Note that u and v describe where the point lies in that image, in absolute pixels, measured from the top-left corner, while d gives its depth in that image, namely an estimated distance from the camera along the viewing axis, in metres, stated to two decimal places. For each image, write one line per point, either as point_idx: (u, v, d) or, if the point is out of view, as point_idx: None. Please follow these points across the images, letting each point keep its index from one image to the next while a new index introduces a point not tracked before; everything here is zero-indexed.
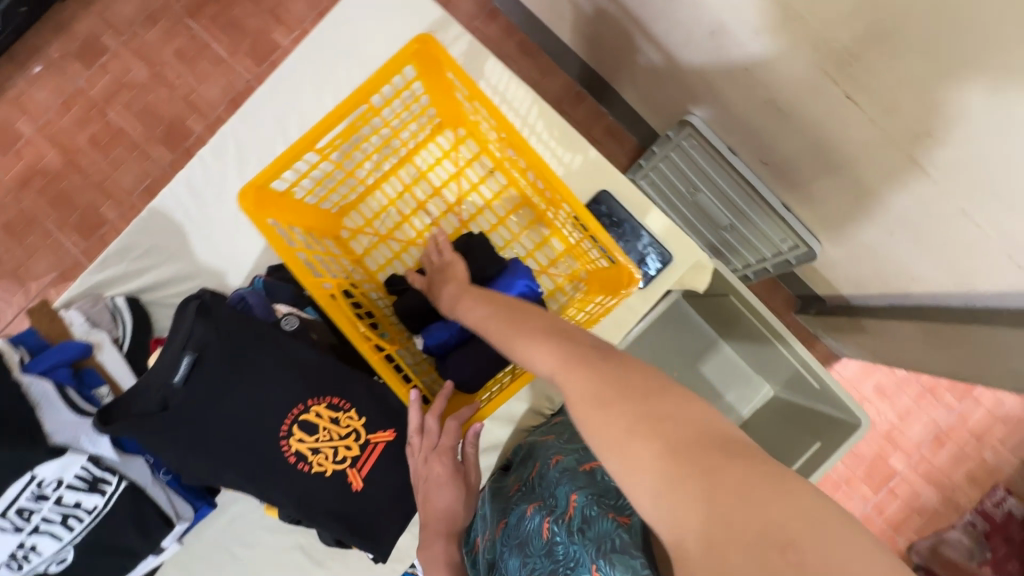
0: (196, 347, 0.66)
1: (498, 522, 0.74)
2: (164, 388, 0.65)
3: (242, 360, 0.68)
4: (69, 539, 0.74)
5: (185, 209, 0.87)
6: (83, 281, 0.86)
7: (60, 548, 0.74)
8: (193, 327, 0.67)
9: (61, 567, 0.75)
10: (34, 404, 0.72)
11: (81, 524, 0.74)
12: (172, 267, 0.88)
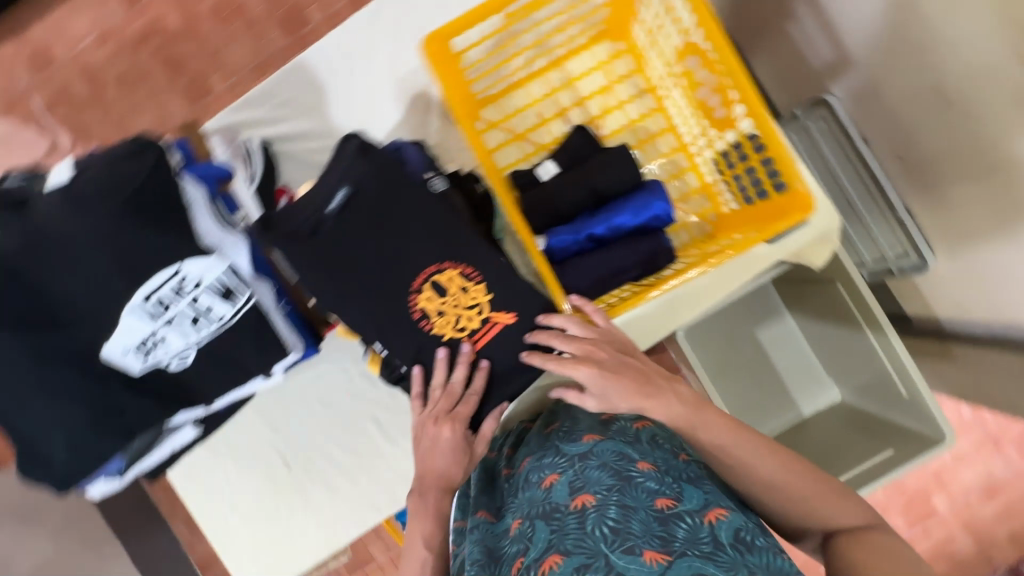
0: (352, 179, 0.66)
1: (589, 433, 0.61)
2: (314, 215, 0.65)
3: (395, 202, 0.67)
4: (197, 340, 0.67)
5: (331, 65, 0.89)
6: (222, 117, 0.89)
7: (189, 346, 0.67)
8: (351, 160, 0.67)
9: (178, 368, 0.68)
10: (183, 197, 0.65)
11: (204, 335, 0.67)
12: (301, 125, 0.88)
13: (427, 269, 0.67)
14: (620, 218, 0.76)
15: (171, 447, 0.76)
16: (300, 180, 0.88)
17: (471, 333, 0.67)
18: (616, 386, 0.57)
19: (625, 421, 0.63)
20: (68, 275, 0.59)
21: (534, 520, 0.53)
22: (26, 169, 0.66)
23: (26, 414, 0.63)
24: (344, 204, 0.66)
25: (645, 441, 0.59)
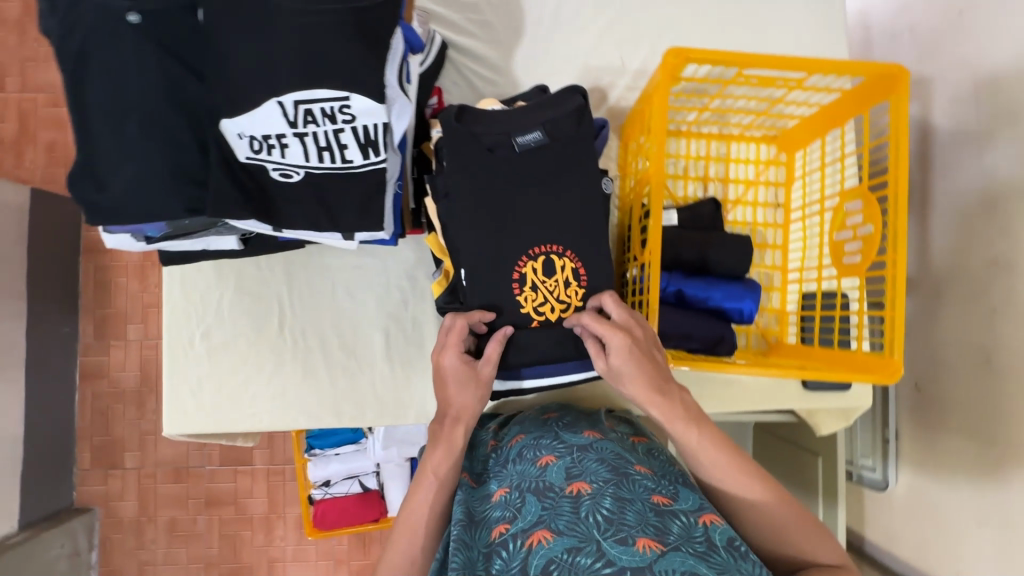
0: (550, 131, 0.71)
1: (591, 431, 0.64)
2: (505, 136, 0.70)
3: (565, 169, 0.72)
4: (311, 163, 0.69)
5: (541, 15, 0.92)
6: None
7: (300, 164, 0.69)
8: (561, 117, 0.71)
9: (281, 179, 0.69)
10: (390, 45, 0.62)
11: (327, 164, 0.69)
12: (483, 50, 0.91)
13: (549, 245, 0.71)
14: (716, 296, 0.80)
15: (206, 243, 0.74)
16: (453, 92, 0.90)
17: (546, 319, 0.72)
18: (632, 367, 0.61)
19: (623, 432, 0.67)
20: (244, 38, 0.59)
21: (526, 493, 0.55)
22: None
23: (122, 134, 0.62)
24: (530, 144, 0.71)
25: (642, 451, 0.63)
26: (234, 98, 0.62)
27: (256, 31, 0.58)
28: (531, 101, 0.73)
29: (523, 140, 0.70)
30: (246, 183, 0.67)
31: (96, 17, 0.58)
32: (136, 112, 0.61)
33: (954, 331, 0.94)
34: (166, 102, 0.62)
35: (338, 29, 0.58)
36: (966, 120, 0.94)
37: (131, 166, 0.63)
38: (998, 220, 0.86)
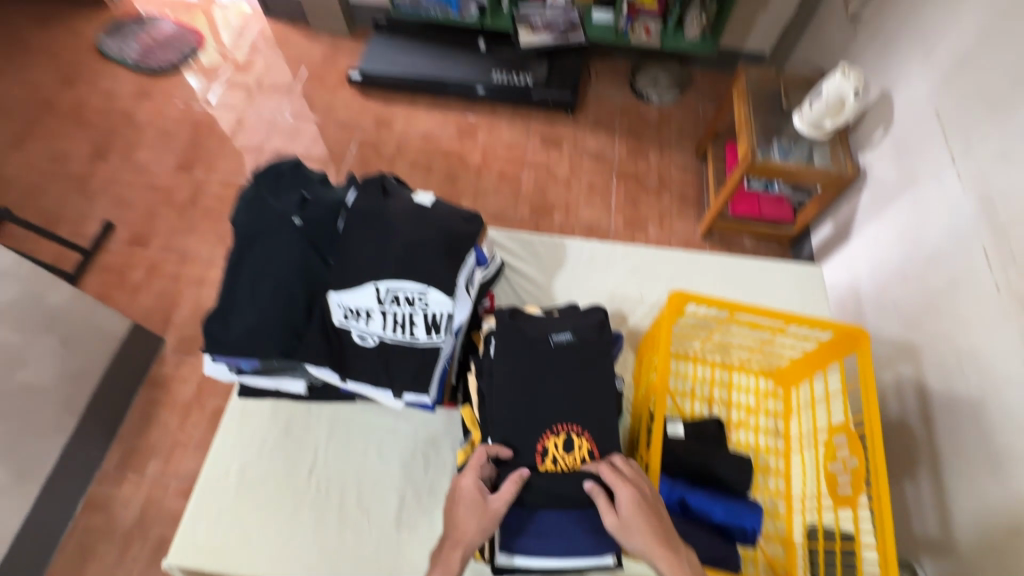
0: (578, 334, 0.98)
1: None
2: (545, 333, 0.97)
3: (582, 364, 0.96)
4: (385, 334, 0.91)
5: (579, 254, 1.20)
6: (493, 232, 1.22)
7: (376, 334, 0.91)
8: (587, 326, 1.00)
9: (358, 341, 0.92)
10: (464, 257, 0.93)
11: (398, 336, 0.92)
12: (531, 272, 1.16)
13: (571, 424, 0.93)
14: (717, 512, 0.87)
15: (278, 383, 0.99)
16: (503, 298, 1.14)
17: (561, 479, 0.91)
18: (638, 517, 0.80)
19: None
20: (369, 245, 0.90)
21: None
22: (398, 178, 1.02)
23: (256, 290, 0.89)
24: (561, 343, 0.97)
25: None
26: (347, 279, 0.90)
27: (378, 236, 0.89)
28: (565, 314, 1.04)
29: (558, 337, 0.97)
30: (330, 337, 0.91)
31: (271, 217, 0.90)
32: (274, 279, 0.89)
33: None
34: (298, 275, 0.89)
35: (433, 242, 0.90)
36: (960, 393, 1.18)
37: (257, 313, 0.88)
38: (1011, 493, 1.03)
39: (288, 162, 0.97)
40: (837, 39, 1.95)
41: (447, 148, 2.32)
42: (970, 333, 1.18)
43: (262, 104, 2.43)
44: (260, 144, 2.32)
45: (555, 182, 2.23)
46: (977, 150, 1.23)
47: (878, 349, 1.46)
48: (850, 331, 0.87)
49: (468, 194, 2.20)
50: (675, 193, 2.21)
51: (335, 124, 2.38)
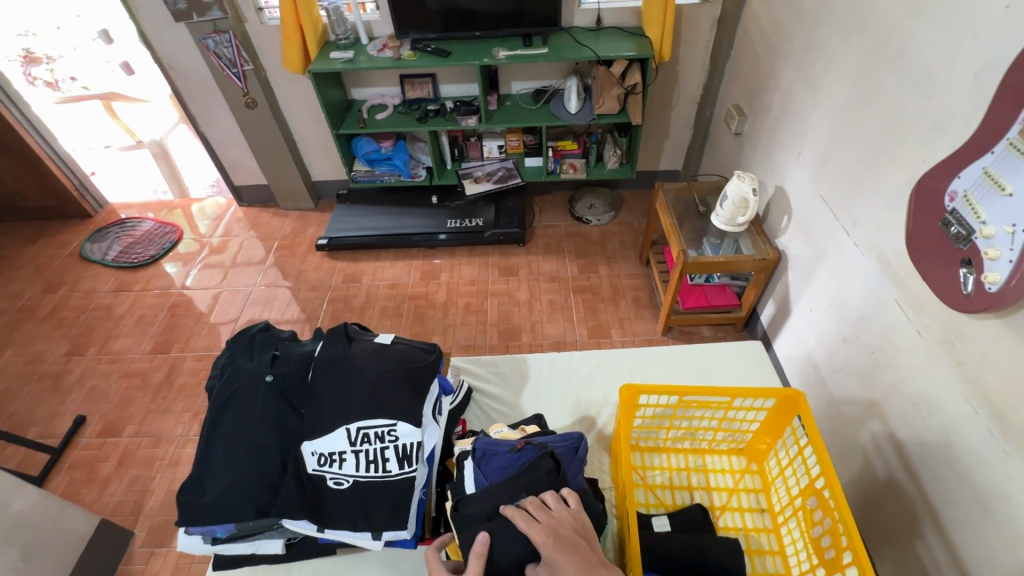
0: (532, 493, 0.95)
1: None
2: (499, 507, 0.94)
3: None
4: (359, 474, 0.93)
5: (540, 368, 1.31)
6: (459, 359, 1.34)
7: (350, 475, 0.93)
8: (540, 478, 0.96)
9: (333, 487, 0.93)
10: (429, 387, 0.99)
11: (372, 473, 0.93)
12: (499, 391, 1.27)
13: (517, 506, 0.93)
14: None
15: (255, 546, 0.99)
16: (475, 422, 1.22)
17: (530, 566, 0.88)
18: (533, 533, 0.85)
19: None
20: (335, 387, 0.95)
21: None
22: (360, 324, 1.11)
23: (229, 451, 0.94)
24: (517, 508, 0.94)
25: None
26: (317, 426, 0.94)
27: (346, 378, 0.96)
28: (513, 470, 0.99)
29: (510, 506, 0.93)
30: (305, 488, 0.92)
31: (245, 379, 0.98)
32: (247, 440, 0.94)
33: None
34: (272, 431, 0.93)
35: (392, 378, 0.96)
36: (927, 440, 1.23)
37: (234, 477, 0.91)
38: (1003, 526, 1.04)
39: (259, 323, 1.07)
40: (731, 151, 2.30)
41: (413, 291, 2.48)
42: (914, 381, 1.26)
43: (237, 279, 2.60)
44: (236, 314, 2.44)
45: (518, 306, 2.38)
46: (860, 221, 1.43)
47: (847, 411, 1.52)
48: (783, 392, 1.04)
49: (438, 330, 2.31)
50: (629, 298, 2.38)
51: (306, 286, 2.55)
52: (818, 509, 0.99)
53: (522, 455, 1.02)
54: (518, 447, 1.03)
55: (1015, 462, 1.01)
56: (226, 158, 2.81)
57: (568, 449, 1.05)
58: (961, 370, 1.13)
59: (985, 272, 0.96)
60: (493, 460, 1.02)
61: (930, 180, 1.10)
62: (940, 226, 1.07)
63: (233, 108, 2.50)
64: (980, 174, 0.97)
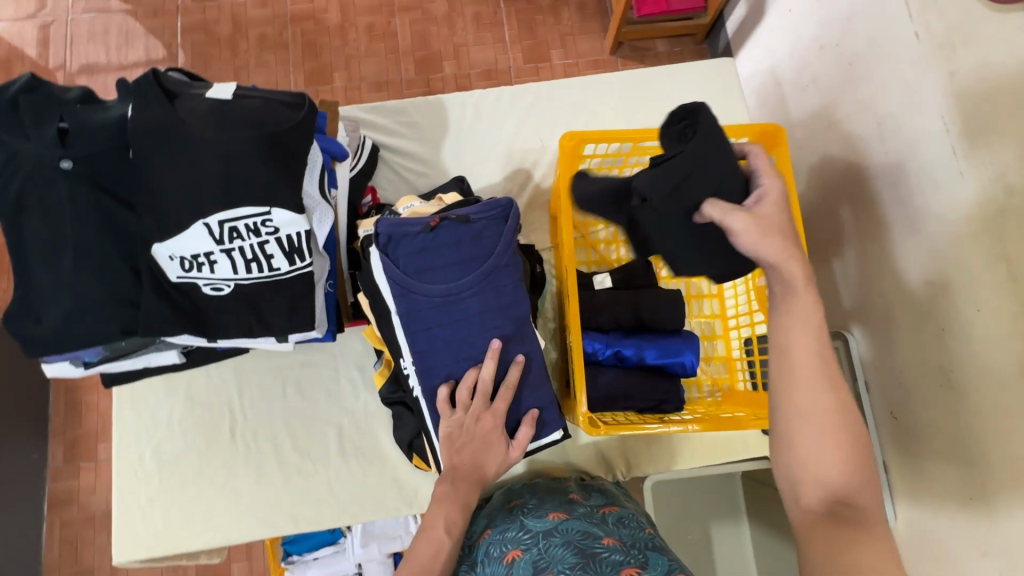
0: (465, 270, 0.87)
1: (556, 512, 0.90)
2: (433, 290, 0.87)
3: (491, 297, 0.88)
4: (241, 276, 0.84)
5: (462, 115, 1.07)
6: (359, 112, 1.06)
7: (230, 278, 0.84)
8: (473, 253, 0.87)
9: (213, 292, 0.85)
10: (308, 158, 0.82)
11: (256, 271, 0.85)
12: (413, 150, 1.05)
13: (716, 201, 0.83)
14: (647, 354, 1.01)
15: (148, 360, 0.96)
16: (387, 187, 1.05)
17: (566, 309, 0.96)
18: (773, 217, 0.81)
19: (593, 504, 0.95)
20: (167, 169, 0.77)
21: (522, 567, 0.78)
22: (183, 73, 0.86)
23: (51, 260, 0.79)
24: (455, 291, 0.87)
25: (611, 521, 0.89)
26: (161, 222, 0.79)
27: (178, 155, 0.76)
28: (439, 248, 0.87)
29: (443, 288, 0.87)
30: (176, 299, 0.83)
31: (38, 170, 0.76)
32: (74, 247, 0.79)
33: (911, 358, 1.13)
34: (103, 229, 0.79)
35: (247, 151, 0.77)
36: (878, 165, 1.16)
37: (70, 291, 0.80)
38: (923, 245, 1.08)
39: (17, 78, 0.77)
40: None
41: (295, 11, 1.87)
42: (887, 98, 1.12)
43: (38, 4, 1.85)
44: (59, 59, 1.83)
45: (437, 24, 1.87)
46: None
47: (800, 137, 1.41)
48: (758, 131, 0.91)
49: (339, 65, 1.84)
50: (575, 4, 1.91)
51: (143, 10, 1.86)
52: (766, 264, 1.04)
53: (438, 232, 0.87)
54: (433, 227, 0.87)
55: (965, 184, 0.97)
56: None
57: (493, 219, 0.89)
58: (949, 80, 0.98)
59: None
60: (404, 245, 0.87)
61: None
62: None
63: None
64: None
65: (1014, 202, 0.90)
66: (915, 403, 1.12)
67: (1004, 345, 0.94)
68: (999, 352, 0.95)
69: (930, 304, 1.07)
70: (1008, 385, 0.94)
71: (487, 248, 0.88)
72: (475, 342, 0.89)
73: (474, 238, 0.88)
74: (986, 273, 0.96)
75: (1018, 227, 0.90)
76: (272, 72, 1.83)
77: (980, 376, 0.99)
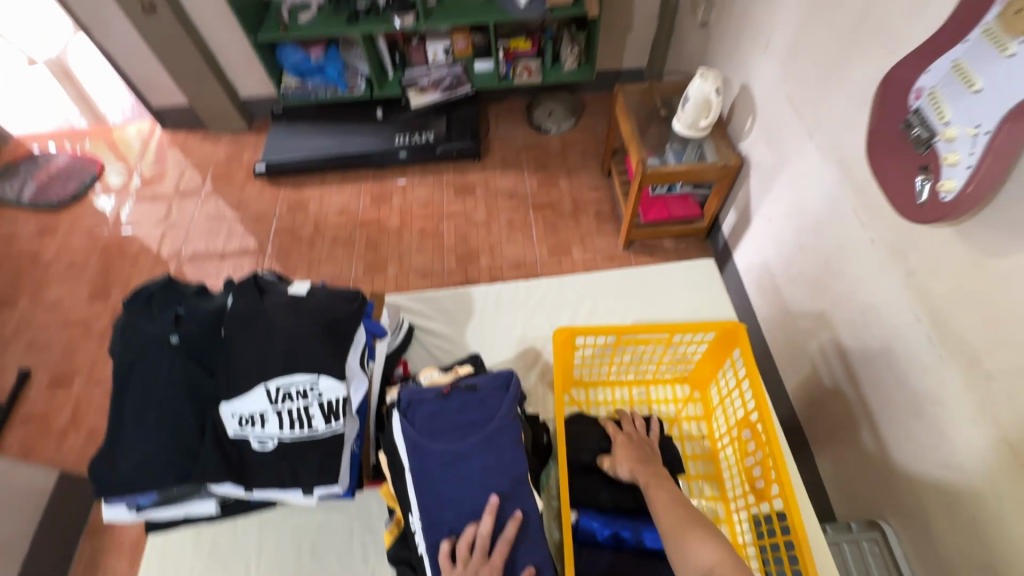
0: (470, 428, 0.98)
1: None
2: (439, 448, 0.95)
3: (494, 458, 0.95)
4: (285, 433, 0.97)
5: (485, 302, 1.28)
6: (401, 299, 1.29)
7: (275, 434, 0.97)
8: (477, 413, 0.99)
9: (258, 447, 0.97)
10: (353, 338, 1.01)
11: (298, 428, 0.97)
12: (441, 331, 1.24)
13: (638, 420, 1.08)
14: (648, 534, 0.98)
15: (187, 509, 1.04)
16: (417, 361, 1.21)
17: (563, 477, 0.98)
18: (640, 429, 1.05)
19: None
20: (247, 345, 0.96)
21: None
22: (276, 274, 1.11)
23: (139, 415, 0.94)
24: (461, 452, 0.95)
25: None
26: (232, 386, 0.95)
27: (259, 335, 0.96)
28: (448, 411, 0.99)
29: (448, 445, 0.96)
30: (227, 451, 0.96)
31: (150, 343, 0.95)
32: (158, 405, 0.94)
33: (957, 551, 1.05)
34: (185, 393, 0.95)
35: (311, 333, 0.97)
36: (871, 350, 1.24)
37: (145, 446, 0.93)
38: (931, 428, 1.09)
39: (159, 279, 1.03)
40: (696, 45, 2.10)
41: (364, 217, 2.34)
42: (863, 291, 1.25)
43: (173, 214, 2.40)
44: (176, 254, 2.28)
45: (477, 228, 2.27)
46: (824, 124, 1.34)
47: (799, 322, 1.53)
48: (724, 325, 1.03)
49: (393, 258, 2.21)
50: (592, 213, 2.29)
51: (249, 218, 2.37)
52: (752, 441, 1.02)
53: (450, 397, 1.01)
54: (445, 393, 1.01)
55: (948, 368, 1.04)
56: (136, 74, 2.46)
57: (496, 387, 1.03)
58: (907, 280, 1.11)
59: (941, 179, 0.88)
60: (420, 408, 0.99)
61: (902, 71, 0.96)
62: (901, 127, 0.97)
63: (129, 13, 2.13)
64: (949, 68, 0.86)
65: (997, 388, 0.95)
66: None
67: None
68: None
69: (956, 491, 1.05)
70: None
71: (490, 411, 0.99)
72: (475, 497, 0.93)
73: (479, 403, 1.00)
74: (995, 457, 0.96)
75: (1010, 413, 0.93)
76: (339, 264, 2.21)
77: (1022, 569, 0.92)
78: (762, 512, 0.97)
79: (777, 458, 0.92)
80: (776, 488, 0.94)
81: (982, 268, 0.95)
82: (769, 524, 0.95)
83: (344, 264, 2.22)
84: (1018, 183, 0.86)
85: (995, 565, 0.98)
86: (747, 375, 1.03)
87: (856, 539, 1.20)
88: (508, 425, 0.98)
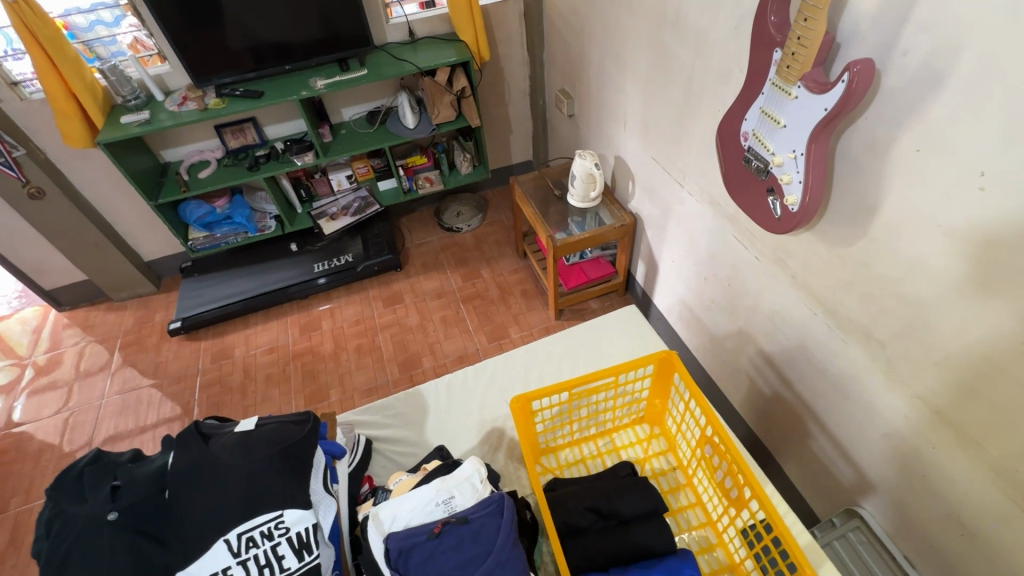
0: (470, 568, 0.91)
1: None
2: None
3: None
4: None
5: (438, 396, 1.29)
6: (352, 415, 1.26)
7: None
8: (473, 553, 0.92)
9: None
10: (314, 461, 0.98)
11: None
12: (399, 437, 1.22)
13: None
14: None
15: None
16: (382, 474, 1.18)
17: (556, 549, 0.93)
18: None
19: None
20: (196, 498, 0.89)
21: None
22: (217, 419, 1.07)
23: None
24: None
25: None
26: (187, 549, 0.87)
27: (210, 483, 0.91)
28: (443, 552, 0.93)
29: None
30: None
31: (84, 526, 0.86)
32: None
33: (924, 511, 1.13)
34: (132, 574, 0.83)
35: (268, 464, 0.93)
36: (790, 350, 1.38)
37: None
38: (858, 404, 1.21)
39: (86, 455, 0.97)
40: (569, 132, 2.42)
41: (296, 349, 2.28)
42: (765, 300, 1.41)
43: (78, 397, 2.19)
44: (89, 438, 2.06)
45: (414, 332, 2.30)
46: (688, 173, 1.57)
47: (725, 343, 1.67)
48: (659, 356, 1.13)
49: (334, 382, 2.15)
50: (519, 292, 2.41)
51: (169, 379, 2.23)
52: (715, 455, 1.07)
53: (442, 536, 0.94)
54: (436, 532, 0.94)
55: (851, 346, 1.18)
56: (24, 262, 2.35)
57: (490, 512, 0.96)
58: (794, 281, 1.28)
59: (785, 195, 1.08)
60: (412, 556, 0.92)
61: (728, 121, 1.19)
62: (743, 162, 1.18)
63: (12, 203, 2.08)
64: (759, 113, 1.08)
65: (891, 353, 1.09)
66: (963, 559, 1.08)
67: (972, 470, 0.99)
68: (976, 477, 0.99)
69: (900, 453, 1.14)
70: (1005, 510, 0.95)
71: (488, 543, 0.93)
72: None
73: (474, 536, 0.94)
74: (913, 412, 1.08)
75: (909, 369, 1.06)
76: (277, 402, 2.10)
77: (981, 512, 1.00)
78: (746, 521, 1.00)
79: (740, 464, 0.98)
80: (750, 493, 0.98)
81: (842, 257, 1.12)
82: (755, 532, 0.98)
83: (283, 402, 2.12)
84: (840, 187, 1.07)
85: (957, 513, 1.05)
86: (692, 395, 1.12)
87: (843, 533, 1.25)
88: (508, 554, 0.91)
